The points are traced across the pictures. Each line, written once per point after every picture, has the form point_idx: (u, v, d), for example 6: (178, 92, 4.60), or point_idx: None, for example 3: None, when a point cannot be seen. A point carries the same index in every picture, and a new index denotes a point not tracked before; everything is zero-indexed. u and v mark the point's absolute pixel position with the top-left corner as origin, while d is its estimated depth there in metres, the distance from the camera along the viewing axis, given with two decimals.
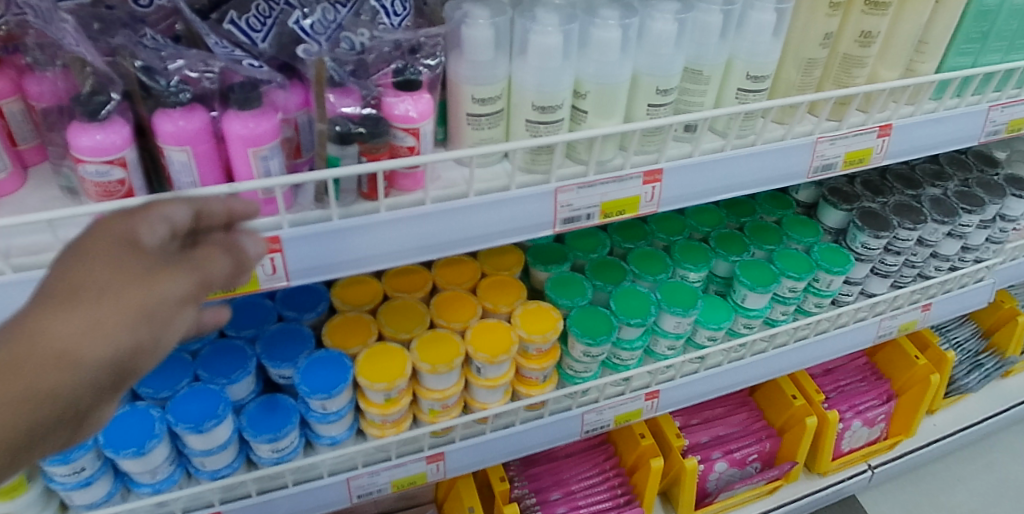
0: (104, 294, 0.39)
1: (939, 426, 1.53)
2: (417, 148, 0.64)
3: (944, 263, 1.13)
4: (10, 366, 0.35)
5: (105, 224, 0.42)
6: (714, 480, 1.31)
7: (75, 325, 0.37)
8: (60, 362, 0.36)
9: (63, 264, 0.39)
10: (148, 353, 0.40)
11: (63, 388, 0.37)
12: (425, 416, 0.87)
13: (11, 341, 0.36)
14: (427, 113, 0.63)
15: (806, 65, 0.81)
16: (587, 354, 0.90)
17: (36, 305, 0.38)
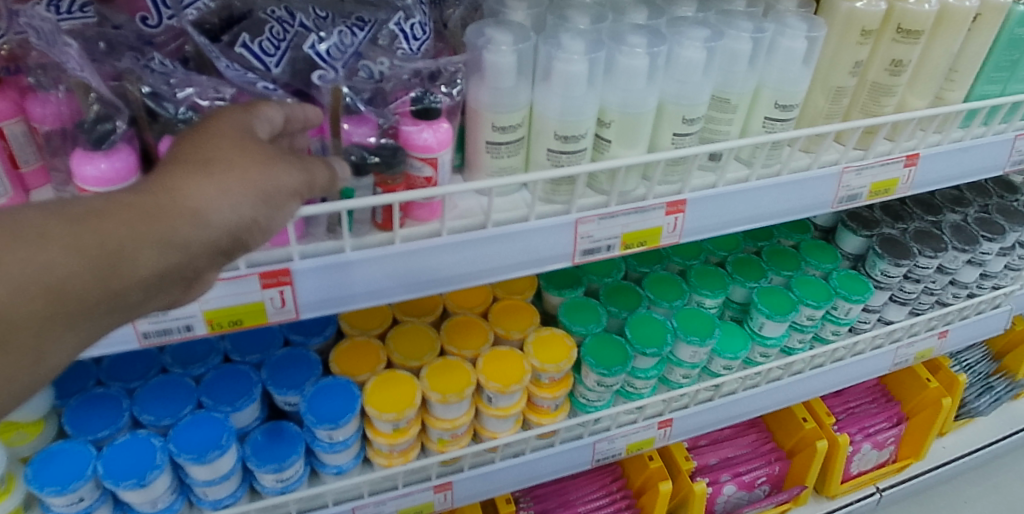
0: (229, 166, 0.45)
1: (949, 448, 1.51)
2: (434, 178, 0.61)
3: (962, 290, 1.11)
4: (149, 215, 0.41)
5: (226, 116, 0.48)
6: (722, 502, 1.29)
7: (205, 188, 0.43)
8: (193, 218, 0.42)
9: (194, 140, 0.46)
10: (258, 228, 0.46)
11: (194, 242, 0.42)
12: (434, 445, 0.85)
13: (154, 195, 0.42)
14: (446, 142, 0.60)
15: (834, 94, 0.78)
16: (601, 384, 0.88)
17: (174, 170, 0.43)
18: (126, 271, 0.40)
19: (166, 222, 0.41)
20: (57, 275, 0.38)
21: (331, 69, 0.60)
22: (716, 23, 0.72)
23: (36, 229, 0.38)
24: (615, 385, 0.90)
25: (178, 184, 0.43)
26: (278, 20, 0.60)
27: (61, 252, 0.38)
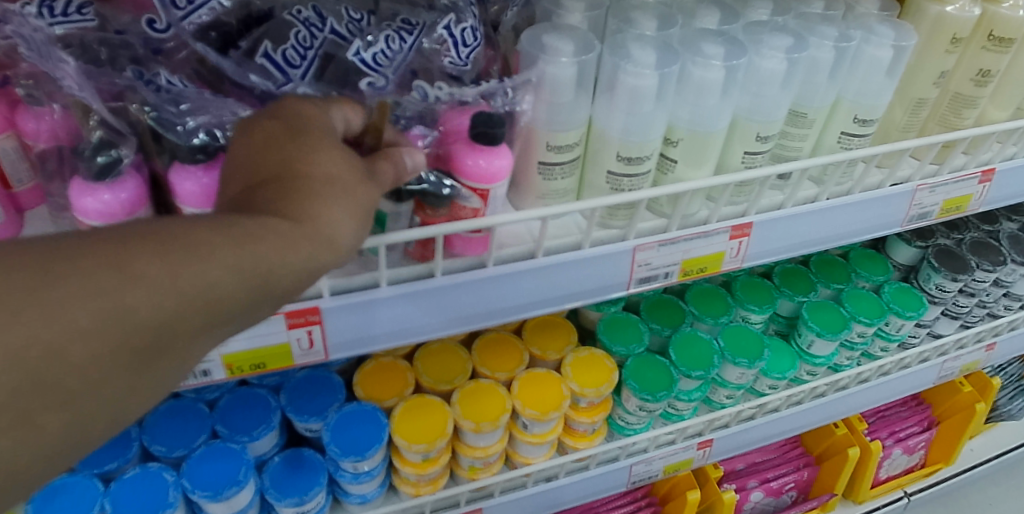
0: (352, 184, 0.40)
1: (977, 451, 1.46)
2: (481, 212, 0.53)
3: (1015, 302, 1.05)
4: (294, 243, 0.36)
5: (314, 117, 0.43)
6: (749, 509, 1.25)
7: (341, 211, 0.38)
8: (332, 245, 0.38)
9: (304, 147, 0.40)
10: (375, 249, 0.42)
11: (328, 269, 0.38)
12: (463, 472, 0.79)
13: (293, 219, 0.37)
14: (503, 174, 0.52)
15: (914, 106, 0.71)
16: (642, 408, 0.82)
17: (298, 188, 0.38)
18: (275, 293, 0.36)
19: (315, 247, 0.37)
20: (216, 294, 0.34)
21: (379, 78, 0.53)
22: (797, 28, 0.64)
23: (193, 243, 0.34)
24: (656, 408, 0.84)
25: (318, 201, 0.38)
26: (305, 22, 0.52)
27: (220, 270, 0.34)
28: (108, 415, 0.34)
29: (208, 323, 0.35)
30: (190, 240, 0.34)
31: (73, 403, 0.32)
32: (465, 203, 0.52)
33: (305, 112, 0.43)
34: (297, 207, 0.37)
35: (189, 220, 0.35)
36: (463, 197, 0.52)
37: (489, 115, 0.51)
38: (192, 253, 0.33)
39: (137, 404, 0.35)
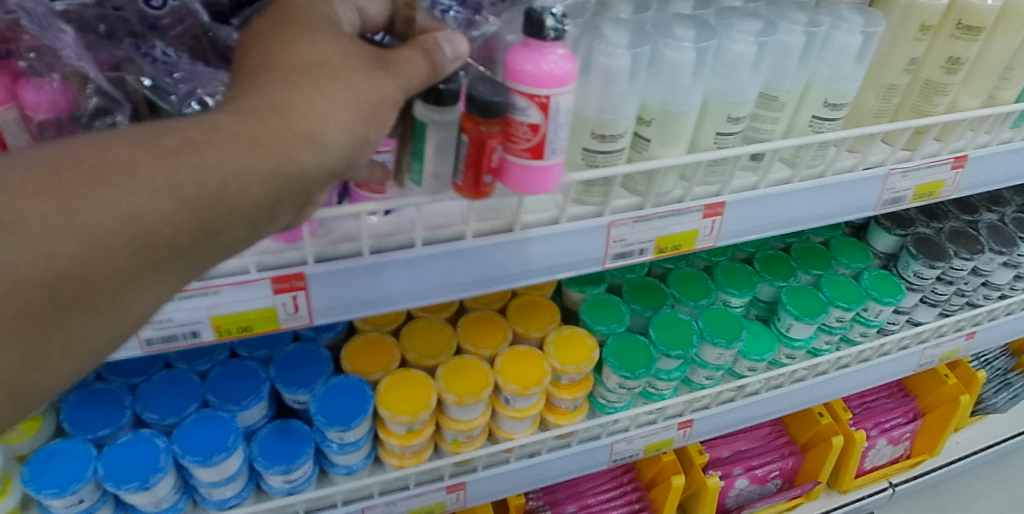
0: (334, 78, 0.42)
1: (963, 444, 1.48)
2: (541, 122, 0.50)
3: (994, 292, 1.07)
4: (260, 139, 0.39)
5: (313, 10, 0.46)
6: (734, 496, 1.27)
7: (314, 103, 0.41)
8: (307, 139, 0.40)
9: (290, 40, 0.43)
10: (369, 146, 0.45)
11: (308, 166, 0.41)
12: (447, 445, 0.81)
13: (266, 113, 0.40)
14: (565, 81, 0.49)
15: (885, 91, 0.73)
16: (622, 386, 0.84)
17: (278, 82, 0.41)
18: (233, 208, 0.38)
19: (282, 143, 0.39)
20: (145, 223, 0.35)
21: None
22: (768, 16, 0.67)
23: (124, 167, 0.35)
24: (637, 386, 0.86)
25: (297, 97, 0.41)
26: None
27: (150, 194, 0.35)
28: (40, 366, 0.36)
29: (134, 258, 0.36)
30: (117, 164, 0.35)
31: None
32: (523, 112, 0.50)
33: (308, 8, 0.46)
34: (268, 101, 0.40)
35: (138, 134, 0.37)
36: (522, 105, 0.50)
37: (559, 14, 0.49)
38: (112, 181, 0.35)
39: (73, 351, 0.37)
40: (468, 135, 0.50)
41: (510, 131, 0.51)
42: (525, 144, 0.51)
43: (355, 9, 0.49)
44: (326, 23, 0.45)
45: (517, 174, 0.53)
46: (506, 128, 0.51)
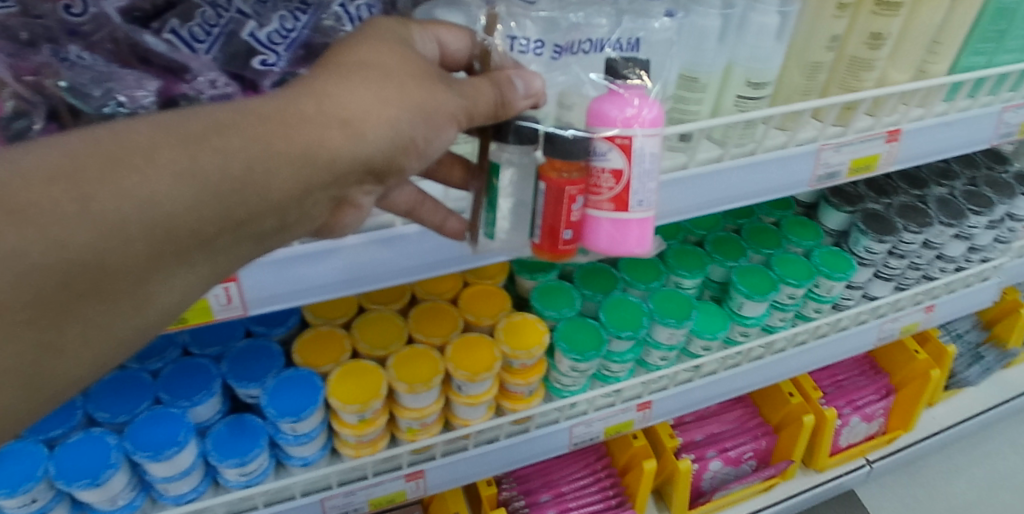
0: (388, 80, 0.48)
1: (939, 418, 1.49)
2: (623, 170, 0.55)
3: (949, 264, 1.08)
4: (300, 119, 0.44)
5: (389, 28, 0.53)
6: (709, 478, 1.29)
7: (364, 98, 0.46)
8: (344, 126, 0.45)
9: (360, 46, 0.49)
10: (413, 149, 0.49)
11: (340, 154, 0.45)
12: (403, 434, 0.84)
13: (315, 97, 0.45)
14: (647, 123, 0.54)
15: (810, 69, 0.75)
16: (574, 369, 0.86)
17: (335, 75, 0.47)
18: (254, 194, 0.43)
19: (315, 125, 0.44)
20: (165, 211, 0.40)
21: (273, 54, 0.59)
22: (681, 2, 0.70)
23: (145, 154, 0.40)
24: (590, 369, 0.88)
25: (351, 90, 0.46)
26: (212, 4, 0.58)
27: (171, 179, 0.40)
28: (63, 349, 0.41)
29: (147, 244, 0.40)
30: (140, 150, 0.40)
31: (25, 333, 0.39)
32: (604, 161, 0.55)
33: (387, 26, 0.53)
34: (320, 88, 0.46)
35: (182, 116, 0.42)
36: (605, 152, 0.55)
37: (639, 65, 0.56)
38: (135, 171, 0.40)
39: (98, 333, 0.42)
40: (550, 183, 0.56)
41: (594, 183, 0.56)
42: (609, 196, 0.56)
43: (434, 39, 0.56)
44: (397, 38, 0.52)
45: (601, 227, 0.57)
46: (589, 179, 0.56)
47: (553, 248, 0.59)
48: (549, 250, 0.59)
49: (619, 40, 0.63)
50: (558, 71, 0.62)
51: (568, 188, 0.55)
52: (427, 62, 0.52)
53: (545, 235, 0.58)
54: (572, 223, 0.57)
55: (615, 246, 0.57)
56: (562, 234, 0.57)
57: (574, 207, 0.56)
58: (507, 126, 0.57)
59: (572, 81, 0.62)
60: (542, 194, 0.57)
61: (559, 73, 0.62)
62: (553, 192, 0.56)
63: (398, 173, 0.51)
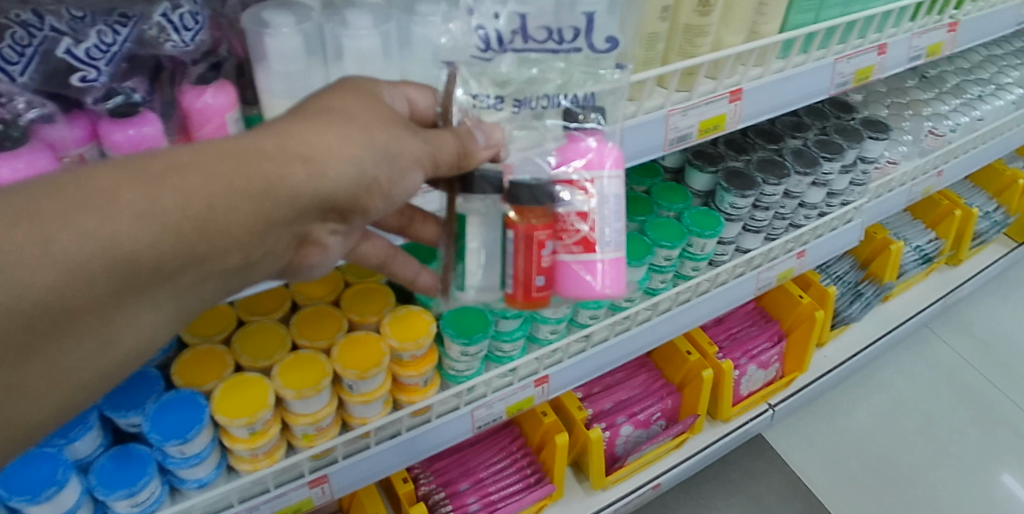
0: (354, 123, 0.53)
1: (831, 356, 1.59)
2: (588, 212, 0.59)
3: (812, 211, 1.15)
4: (264, 154, 0.49)
5: (358, 79, 0.58)
6: (622, 443, 1.34)
7: (328, 137, 0.51)
8: (305, 162, 0.50)
9: (330, 94, 0.55)
10: (375, 188, 0.55)
11: (299, 187, 0.50)
12: (300, 441, 0.84)
13: (281, 135, 0.50)
14: (602, 165, 0.59)
15: (647, 40, 0.79)
16: (465, 354, 0.88)
17: (301, 117, 0.52)
18: (217, 228, 0.47)
19: (279, 159, 0.49)
20: (123, 248, 0.44)
21: (94, 70, 0.58)
22: None
23: (105, 192, 0.44)
24: (481, 352, 0.90)
25: (316, 132, 0.51)
26: (23, 23, 0.56)
27: (130, 220, 0.44)
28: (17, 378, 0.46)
29: (113, 278, 0.45)
30: (102, 192, 0.44)
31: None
32: (569, 206, 0.59)
33: (362, 81, 0.59)
34: (284, 128, 0.51)
35: (145, 156, 0.46)
36: (569, 196, 0.59)
37: (598, 108, 0.60)
38: (92, 209, 0.43)
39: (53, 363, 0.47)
40: (519, 230, 0.60)
41: (561, 228, 0.60)
42: (576, 238, 0.60)
43: (402, 96, 0.62)
44: (365, 89, 0.58)
45: (572, 269, 0.61)
46: (555, 225, 0.60)
47: (528, 295, 0.62)
48: (523, 297, 0.62)
49: (575, 93, 0.60)
50: (519, 125, 0.60)
51: (536, 233, 0.59)
52: (393, 110, 0.58)
53: (519, 280, 0.62)
54: (544, 269, 0.61)
55: (586, 287, 0.61)
56: (534, 279, 0.61)
57: (544, 252, 0.60)
58: (472, 177, 0.60)
59: (534, 136, 0.60)
60: (512, 241, 0.60)
61: (520, 128, 0.60)
62: (522, 239, 0.60)
63: (361, 209, 0.56)
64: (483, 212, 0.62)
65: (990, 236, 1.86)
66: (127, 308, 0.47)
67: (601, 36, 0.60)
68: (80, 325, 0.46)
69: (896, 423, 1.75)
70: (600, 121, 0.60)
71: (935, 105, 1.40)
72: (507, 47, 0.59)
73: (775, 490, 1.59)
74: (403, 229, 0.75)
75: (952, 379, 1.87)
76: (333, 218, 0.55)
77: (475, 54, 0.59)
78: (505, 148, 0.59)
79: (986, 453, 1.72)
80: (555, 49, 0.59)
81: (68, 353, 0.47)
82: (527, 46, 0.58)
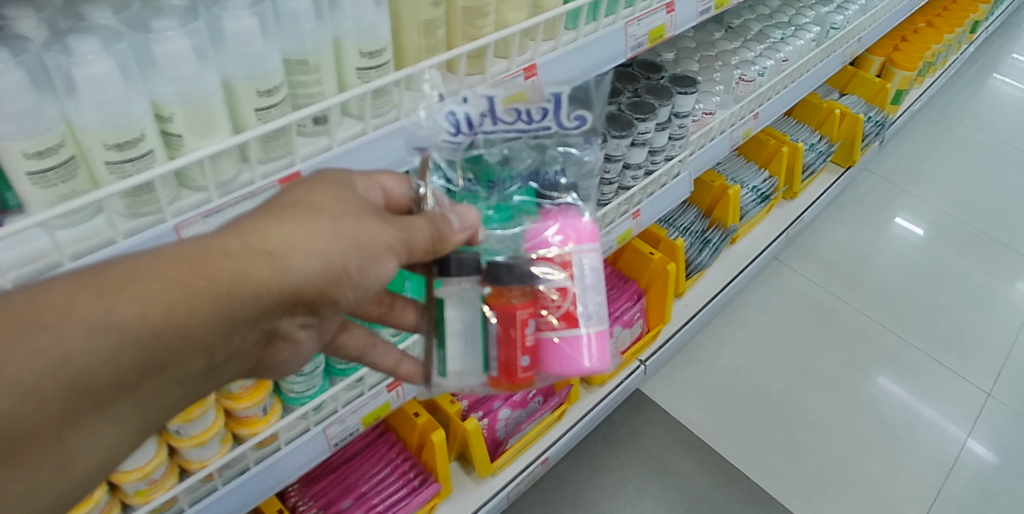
0: (326, 217, 0.57)
1: (691, 304, 1.67)
2: (568, 287, 0.70)
3: (637, 172, 1.20)
4: (227, 253, 0.52)
5: (330, 172, 0.63)
6: (503, 426, 1.36)
7: (296, 232, 0.55)
8: (271, 258, 0.53)
9: (304, 189, 0.59)
10: (345, 277, 0.58)
11: (264, 281, 0.53)
12: (134, 499, 0.79)
13: (252, 232, 0.53)
14: (574, 243, 0.70)
15: (424, 27, 0.76)
16: (301, 373, 0.89)
17: (274, 213, 0.56)
18: (176, 329, 0.50)
19: (243, 255, 0.52)
20: (82, 364, 0.46)
21: None
22: None
23: (62, 310, 0.46)
24: (318, 370, 0.91)
25: (285, 228, 0.55)
26: None
27: (86, 332, 0.46)
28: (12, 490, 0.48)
29: (64, 400, 0.47)
30: (54, 310, 0.46)
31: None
32: (550, 283, 0.69)
33: (335, 173, 0.64)
34: (250, 224, 0.54)
35: (100, 267, 0.49)
36: (550, 273, 0.69)
37: (570, 188, 0.75)
38: (46, 326, 0.45)
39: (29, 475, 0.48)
40: (504, 311, 0.69)
41: (543, 304, 0.70)
42: (559, 314, 0.70)
43: (378, 187, 0.68)
44: (338, 182, 0.62)
45: (557, 345, 0.71)
46: (537, 303, 0.70)
47: (517, 375, 0.72)
48: (507, 378, 0.72)
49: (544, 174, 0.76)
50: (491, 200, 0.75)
51: (518, 313, 0.69)
52: (365, 200, 0.62)
53: (503, 361, 0.71)
54: (528, 348, 0.71)
55: (572, 360, 0.71)
56: (518, 360, 0.70)
57: (526, 331, 0.70)
58: (449, 259, 0.68)
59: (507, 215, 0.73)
60: (494, 323, 0.70)
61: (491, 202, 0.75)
62: (504, 318, 0.69)
63: (331, 300, 0.60)
64: (460, 295, 0.69)
65: (817, 166, 1.99)
66: (84, 426, 0.49)
67: (568, 116, 0.77)
68: (35, 450, 0.47)
69: (762, 354, 1.86)
70: (576, 198, 0.75)
71: (742, 53, 1.48)
72: (477, 129, 0.75)
73: (661, 439, 1.65)
74: (384, 315, 0.84)
75: (807, 303, 2.01)
76: (301, 312, 0.59)
77: (447, 136, 0.74)
78: (477, 227, 0.68)
79: (849, 365, 1.87)
80: (524, 127, 0.76)
81: (30, 472, 0.48)
82: (495, 127, 0.75)
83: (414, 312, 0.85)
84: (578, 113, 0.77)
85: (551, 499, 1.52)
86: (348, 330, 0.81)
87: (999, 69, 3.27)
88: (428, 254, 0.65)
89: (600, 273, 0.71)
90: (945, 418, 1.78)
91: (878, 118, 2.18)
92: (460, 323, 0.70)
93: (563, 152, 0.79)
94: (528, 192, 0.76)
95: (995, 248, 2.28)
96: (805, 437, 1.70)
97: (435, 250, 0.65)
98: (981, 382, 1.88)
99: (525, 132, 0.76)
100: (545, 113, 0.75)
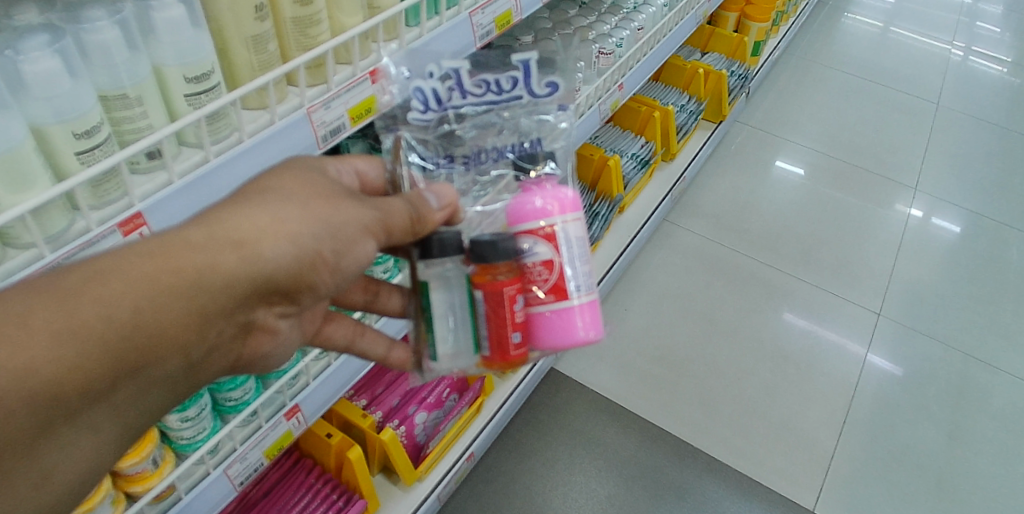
0: (294, 205, 0.67)
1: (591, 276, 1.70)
2: (553, 259, 0.75)
3: None
4: (195, 246, 0.60)
5: (297, 160, 0.73)
6: (422, 430, 1.34)
7: (264, 221, 0.64)
8: (239, 249, 0.62)
9: (274, 177, 0.69)
10: (318, 260, 0.68)
11: (232, 269, 0.61)
12: None
13: (221, 223, 0.62)
14: (556, 210, 0.76)
15: (252, 43, 0.74)
16: (187, 419, 0.87)
17: (244, 202, 0.65)
18: (143, 329, 0.57)
19: (212, 247, 0.60)
20: (50, 375, 0.53)
21: None
22: (60, 24, 0.64)
23: (23, 317, 0.53)
24: (206, 410, 0.90)
25: (252, 217, 0.63)
26: None
27: (50, 340, 0.53)
28: (29, 486, 0.57)
29: (38, 407, 0.54)
30: (18, 318, 0.52)
31: (11, 473, 0.56)
32: (536, 256, 0.75)
33: (306, 161, 0.74)
34: (214, 214, 0.62)
35: (63, 272, 0.56)
36: (535, 245, 0.75)
37: (549, 158, 0.83)
38: (16, 333, 0.52)
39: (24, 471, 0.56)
40: (493, 284, 0.73)
41: (530, 280, 0.75)
42: (547, 288, 0.75)
43: (354, 170, 0.86)
44: (307, 169, 0.72)
45: (548, 318, 0.76)
46: (525, 278, 0.75)
47: (508, 354, 0.76)
48: (501, 356, 0.76)
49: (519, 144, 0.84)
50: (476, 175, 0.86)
51: (507, 290, 0.73)
52: (335, 186, 0.72)
53: (495, 339, 0.75)
54: (518, 325, 0.75)
55: (564, 331, 0.76)
56: (509, 336, 0.75)
57: (517, 307, 0.74)
58: (431, 242, 0.75)
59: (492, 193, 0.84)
60: (484, 301, 0.74)
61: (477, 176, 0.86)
62: (494, 295, 0.73)
63: (311, 285, 0.69)
64: (443, 276, 0.77)
65: (689, 127, 2.08)
66: (59, 433, 0.57)
67: (540, 84, 0.86)
68: (29, 453, 0.56)
69: (667, 312, 1.93)
70: (554, 167, 0.83)
71: (597, 28, 1.52)
72: (447, 104, 0.84)
73: (581, 412, 1.68)
74: (372, 303, 0.96)
75: (700, 257, 2.09)
76: (278, 300, 0.69)
77: (416, 112, 0.84)
78: (456, 205, 0.77)
79: (750, 308, 1.97)
80: (494, 98, 0.85)
81: (31, 470, 0.57)
82: (464, 100, 0.84)
83: (399, 298, 0.98)
84: (549, 80, 0.87)
85: (482, 492, 1.53)
86: (335, 323, 0.91)
87: (850, 10, 3.49)
88: (411, 235, 0.74)
89: (583, 243, 0.77)
90: (845, 339, 1.91)
91: (741, 72, 2.29)
92: (447, 306, 0.77)
93: (538, 121, 0.88)
94: (509, 164, 0.84)
95: (865, 176, 2.44)
96: (716, 385, 1.77)
97: (416, 230, 0.74)
98: (870, 304, 2.01)
99: (497, 103, 0.86)
100: (514, 83, 0.85)
